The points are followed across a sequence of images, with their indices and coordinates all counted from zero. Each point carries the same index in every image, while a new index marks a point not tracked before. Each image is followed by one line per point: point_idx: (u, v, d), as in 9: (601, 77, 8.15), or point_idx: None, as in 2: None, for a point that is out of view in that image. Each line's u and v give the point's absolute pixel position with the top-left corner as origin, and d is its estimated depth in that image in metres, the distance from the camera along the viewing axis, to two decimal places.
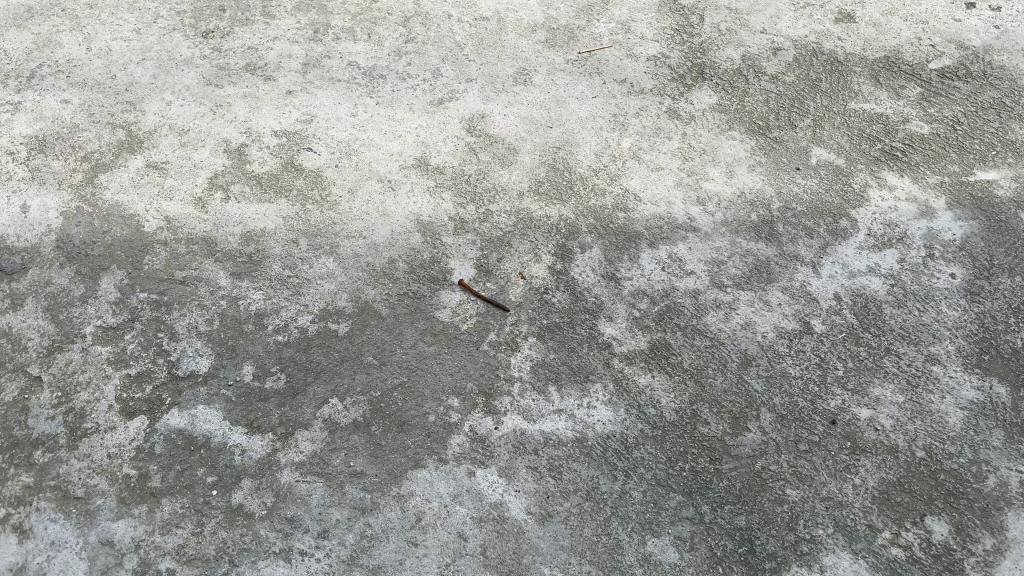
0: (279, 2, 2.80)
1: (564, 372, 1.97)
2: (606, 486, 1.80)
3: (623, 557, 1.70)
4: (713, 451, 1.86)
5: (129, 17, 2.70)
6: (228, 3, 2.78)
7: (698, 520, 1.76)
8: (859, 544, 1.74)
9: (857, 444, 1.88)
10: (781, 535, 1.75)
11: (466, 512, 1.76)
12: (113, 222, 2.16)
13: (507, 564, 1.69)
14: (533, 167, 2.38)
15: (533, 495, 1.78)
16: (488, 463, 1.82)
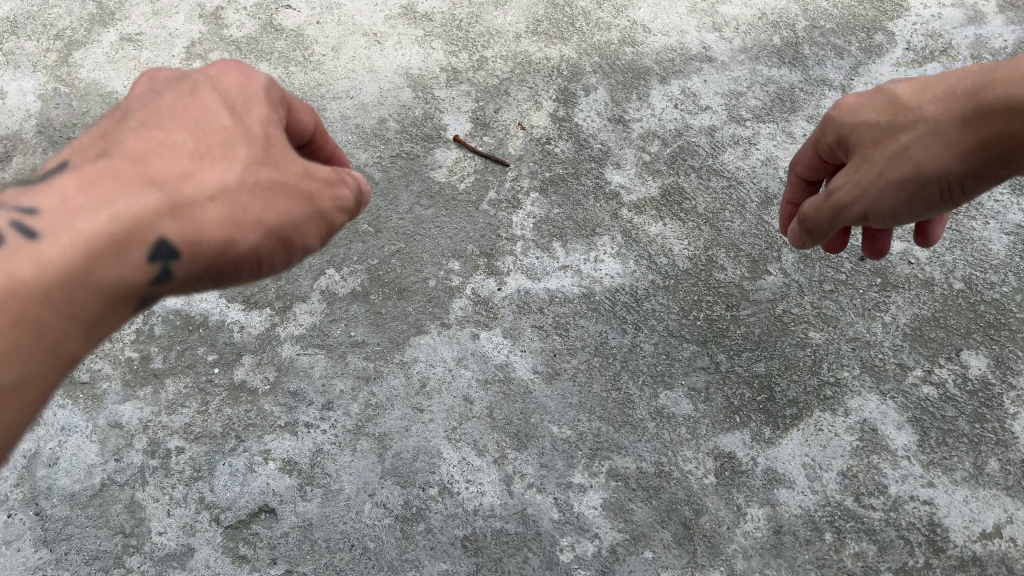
0: None
1: (569, 226, 1.85)
2: (616, 340, 1.71)
3: (634, 411, 1.64)
4: (730, 297, 1.75)
5: None
6: None
7: (714, 370, 1.67)
8: (887, 385, 1.64)
9: (888, 280, 1.75)
10: (803, 381, 1.65)
11: (471, 375, 1.70)
12: (91, 101, 2.05)
13: (515, 425, 1.64)
14: (530, 6, 2.18)
15: (540, 355, 1.71)
16: (492, 325, 1.75)
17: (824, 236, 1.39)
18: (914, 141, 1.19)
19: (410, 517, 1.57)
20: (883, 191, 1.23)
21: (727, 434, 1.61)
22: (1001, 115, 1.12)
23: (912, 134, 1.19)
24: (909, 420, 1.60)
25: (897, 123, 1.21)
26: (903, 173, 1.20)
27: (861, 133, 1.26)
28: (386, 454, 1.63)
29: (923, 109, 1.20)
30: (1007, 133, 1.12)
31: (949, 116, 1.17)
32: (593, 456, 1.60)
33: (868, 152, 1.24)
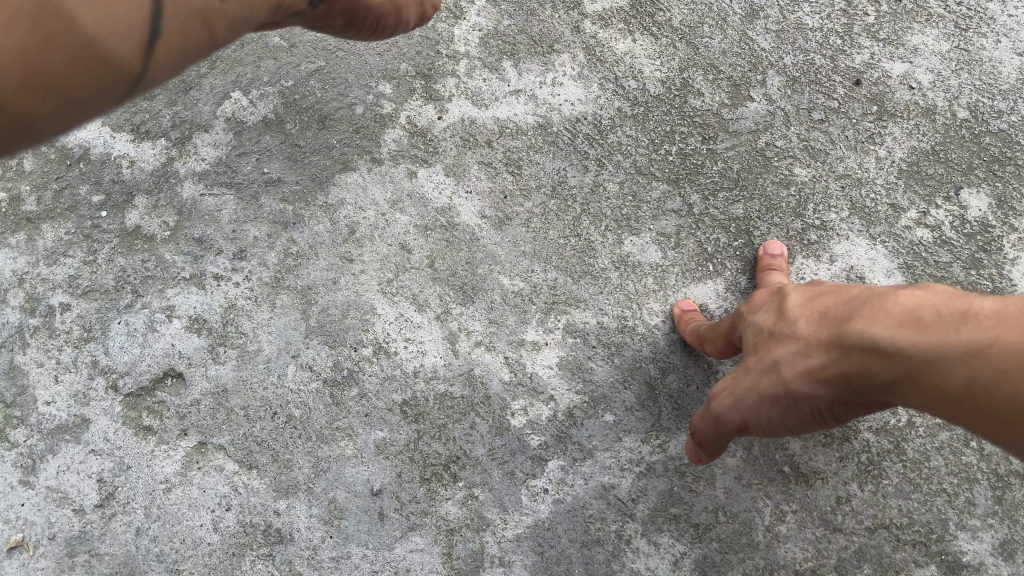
0: None
1: (521, 42, 1.57)
2: (576, 179, 1.48)
3: (596, 261, 1.44)
4: (707, 128, 1.51)
5: None
6: None
7: (686, 214, 1.46)
8: (878, 228, 1.46)
9: (885, 109, 1.53)
10: (785, 225, 1.46)
11: (407, 220, 1.46)
12: None
13: (459, 277, 1.43)
14: None
15: (488, 196, 1.48)
16: (432, 161, 1.49)
17: (739, 348, 1.23)
18: (788, 354, 1.00)
19: (340, 381, 1.37)
20: (754, 403, 1.05)
21: (698, 285, 1.43)
22: (861, 369, 0.90)
23: (786, 350, 1.00)
24: (900, 267, 1.44)
25: (782, 334, 1.03)
26: (765, 386, 1.02)
27: (778, 327, 1.05)
28: (311, 310, 1.41)
29: (800, 326, 1.01)
30: (847, 383, 0.93)
31: (812, 364, 0.96)
32: (549, 311, 1.41)
33: (760, 362, 1.04)
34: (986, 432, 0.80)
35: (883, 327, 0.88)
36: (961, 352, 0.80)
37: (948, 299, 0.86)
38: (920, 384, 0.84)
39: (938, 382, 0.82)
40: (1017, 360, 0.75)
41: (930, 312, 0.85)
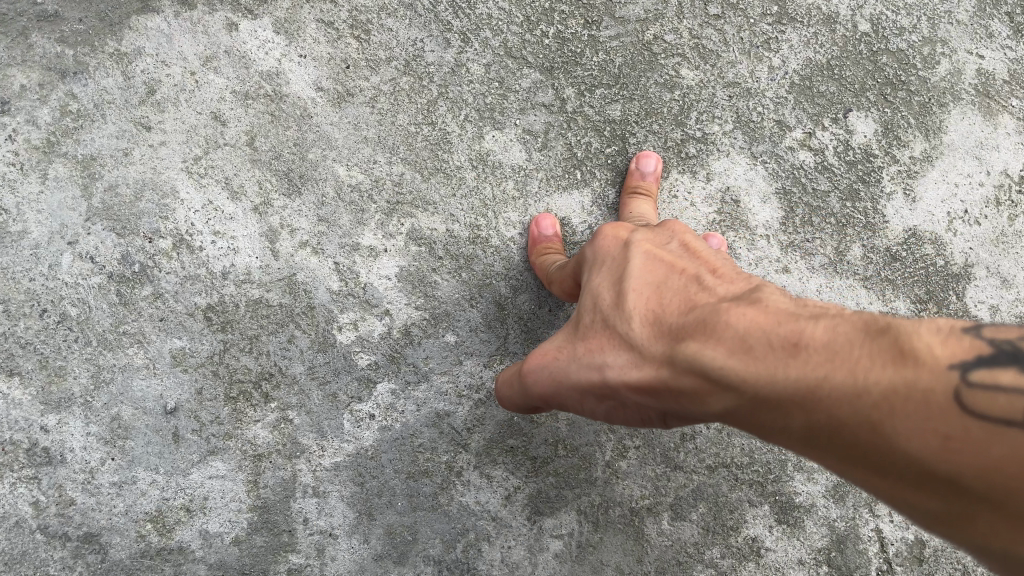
0: None
1: None
2: (435, 56, 1.25)
3: (450, 157, 1.24)
4: (591, 11, 1.30)
5: None
6: None
7: (557, 110, 1.28)
8: (761, 147, 1.33)
9: (785, 11, 1.36)
10: (664, 134, 1.31)
11: (223, 85, 1.20)
12: None
13: (285, 161, 1.20)
14: None
15: (326, 65, 1.22)
16: (258, 13, 1.21)
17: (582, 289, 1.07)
18: (612, 356, 0.82)
19: (130, 278, 1.14)
20: (579, 397, 0.89)
21: (563, 194, 1.27)
22: (686, 395, 0.74)
23: (609, 347, 0.83)
24: (777, 192, 1.33)
25: (607, 324, 0.85)
26: (588, 385, 0.85)
27: (600, 316, 0.86)
28: (94, 188, 1.15)
29: (626, 320, 0.82)
30: (675, 400, 0.77)
31: (634, 374, 0.79)
32: (390, 212, 1.22)
33: (580, 361, 0.87)
34: (826, 463, 0.68)
35: (711, 354, 0.71)
36: (789, 392, 0.65)
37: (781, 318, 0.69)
38: (753, 415, 0.70)
39: (774, 417, 0.68)
40: (848, 411, 0.61)
41: (760, 338, 0.69)
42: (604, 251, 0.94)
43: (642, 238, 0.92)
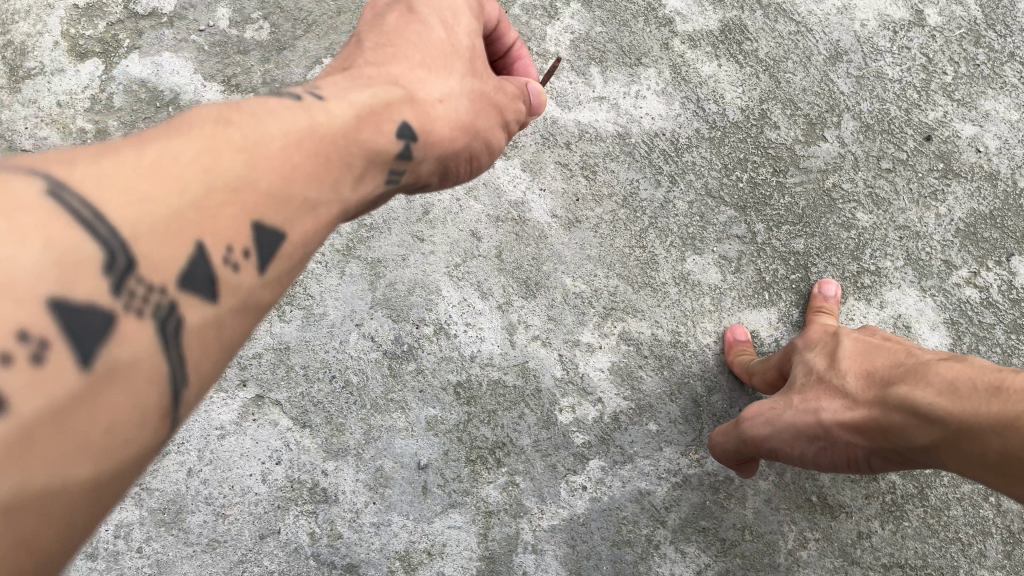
0: None
1: (611, 52, 1.60)
2: (648, 193, 1.53)
3: (658, 274, 1.49)
4: (779, 161, 1.56)
5: None
6: None
7: (749, 241, 1.52)
8: (930, 282, 1.52)
9: (950, 167, 1.57)
10: (842, 265, 1.52)
11: (480, 209, 1.50)
12: None
13: (523, 271, 1.47)
14: None
15: (560, 197, 1.52)
16: (510, 155, 1.53)
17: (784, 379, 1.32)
18: (830, 404, 1.10)
19: (400, 355, 1.42)
20: (790, 437, 1.14)
21: (753, 311, 1.49)
22: (899, 429, 1.00)
23: (829, 397, 1.11)
24: (945, 322, 1.50)
25: (827, 381, 1.13)
26: (804, 427, 1.12)
27: (818, 376, 1.15)
28: (378, 283, 1.45)
29: (847, 379, 1.11)
30: (886, 436, 1.03)
31: (856, 416, 1.07)
32: (606, 316, 1.46)
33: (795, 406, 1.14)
34: (1008, 486, 0.91)
35: (925, 395, 0.98)
36: (989, 420, 0.90)
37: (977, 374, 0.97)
38: (952, 444, 0.95)
39: (970, 446, 0.92)
40: None
41: (965, 385, 0.96)
42: (814, 339, 1.25)
43: (851, 332, 1.22)
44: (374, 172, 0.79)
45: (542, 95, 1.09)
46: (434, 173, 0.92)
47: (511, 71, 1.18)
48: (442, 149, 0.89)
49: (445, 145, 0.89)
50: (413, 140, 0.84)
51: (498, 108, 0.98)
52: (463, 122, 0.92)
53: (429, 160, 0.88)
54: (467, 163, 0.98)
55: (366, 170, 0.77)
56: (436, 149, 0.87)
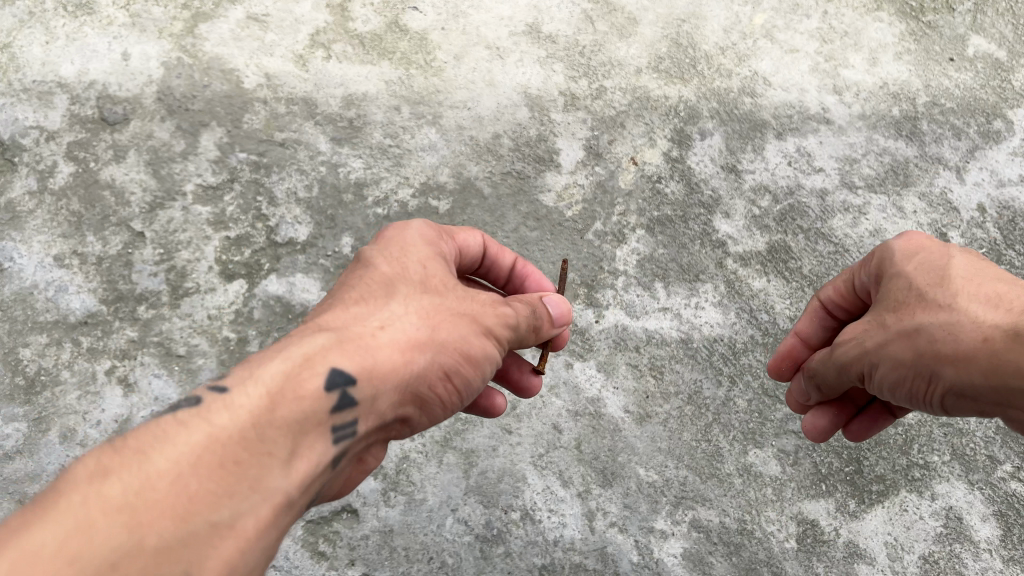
0: None
1: (673, 269, 1.86)
2: (710, 391, 1.73)
3: (722, 465, 1.66)
4: None
5: None
6: None
7: (805, 435, 1.69)
8: (976, 475, 1.68)
9: None
10: (892, 459, 1.68)
11: (561, 404, 1.71)
12: (214, 75, 2.07)
13: (601, 460, 1.66)
14: (655, 41, 2.15)
15: (632, 395, 1.72)
16: (587, 356, 1.75)
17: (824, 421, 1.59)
18: (938, 331, 1.30)
19: (491, 538, 1.59)
20: (891, 369, 1.37)
21: (812, 500, 1.64)
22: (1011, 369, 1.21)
23: (936, 321, 1.31)
24: (994, 513, 1.67)
25: (931, 299, 1.34)
26: (910, 356, 1.33)
27: (898, 305, 1.40)
28: (471, 471, 1.64)
29: (959, 303, 1.31)
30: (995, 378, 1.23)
31: (967, 341, 1.27)
32: (677, 504, 1.63)
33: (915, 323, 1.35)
34: None
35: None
36: None
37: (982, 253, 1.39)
38: None
39: None
40: None
41: None
42: (912, 247, 1.42)
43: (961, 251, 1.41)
44: (318, 427, 1.05)
45: (560, 305, 1.41)
46: (399, 396, 1.18)
47: (528, 285, 1.63)
48: (389, 375, 1.16)
49: (397, 372, 1.17)
50: (349, 385, 1.09)
51: (458, 322, 1.25)
52: (414, 346, 1.19)
53: (385, 389, 1.16)
54: (444, 380, 1.23)
55: (309, 428, 1.04)
56: (382, 379, 1.15)
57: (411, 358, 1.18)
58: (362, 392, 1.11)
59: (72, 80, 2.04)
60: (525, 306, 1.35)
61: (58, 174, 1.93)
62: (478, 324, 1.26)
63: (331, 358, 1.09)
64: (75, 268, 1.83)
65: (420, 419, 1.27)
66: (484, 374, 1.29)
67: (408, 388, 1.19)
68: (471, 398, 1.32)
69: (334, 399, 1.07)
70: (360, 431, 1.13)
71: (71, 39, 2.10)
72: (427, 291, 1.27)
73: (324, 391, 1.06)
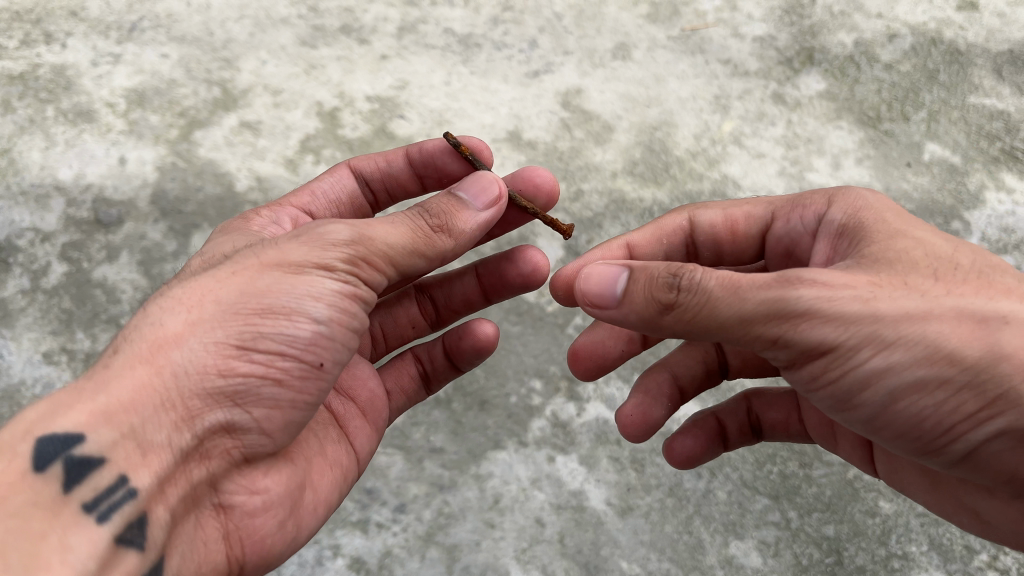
0: None
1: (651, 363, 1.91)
2: (690, 483, 1.75)
3: (704, 557, 1.68)
4: (805, 455, 1.80)
5: None
6: None
7: (784, 526, 1.71)
8: (954, 565, 1.70)
9: None
10: (871, 549, 1.70)
11: (544, 498, 1.73)
12: (207, 179, 2.16)
13: (585, 554, 1.67)
14: (629, 147, 2.27)
15: (614, 487, 1.74)
16: (569, 450, 1.79)
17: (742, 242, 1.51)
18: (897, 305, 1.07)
19: None
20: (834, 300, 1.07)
21: None
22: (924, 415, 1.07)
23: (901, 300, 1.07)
24: None
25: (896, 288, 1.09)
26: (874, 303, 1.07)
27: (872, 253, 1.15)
28: (454, 566, 1.65)
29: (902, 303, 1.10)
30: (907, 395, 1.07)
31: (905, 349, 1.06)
32: None
33: (804, 271, 1.09)
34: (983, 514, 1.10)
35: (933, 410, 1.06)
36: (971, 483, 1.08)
37: (822, 190, 1.37)
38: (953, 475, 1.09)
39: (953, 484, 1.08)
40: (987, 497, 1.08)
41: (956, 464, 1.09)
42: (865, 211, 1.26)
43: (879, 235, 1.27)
44: (60, 513, 1.01)
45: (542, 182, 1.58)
46: (178, 413, 1.11)
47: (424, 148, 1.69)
48: (138, 401, 1.09)
49: (152, 390, 1.10)
50: (68, 446, 1.04)
51: (239, 287, 1.20)
52: (163, 348, 1.13)
53: (144, 417, 1.09)
54: (240, 354, 1.16)
55: (46, 514, 1.00)
56: (131, 408, 1.08)
57: (164, 366, 1.12)
58: (98, 438, 1.05)
59: (69, 184, 2.12)
60: (393, 220, 1.27)
61: (52, 273, 1.99)
62: (273, 272, 1.21)
63: (44, 425, 1.06)
64: (63, 364, 1.87)
65: (263, 412, 1.19)
66: (311, 317, 1.19)
67: (190, 395, 1.13)
68: (325, 348, 1.22)
69: (58, 474, 1.03)
70: (136, 480, 1.06)
71: (70, 145, 2.19)
72: (186, 286, 1.23)
73: (36, 471, 1.03)
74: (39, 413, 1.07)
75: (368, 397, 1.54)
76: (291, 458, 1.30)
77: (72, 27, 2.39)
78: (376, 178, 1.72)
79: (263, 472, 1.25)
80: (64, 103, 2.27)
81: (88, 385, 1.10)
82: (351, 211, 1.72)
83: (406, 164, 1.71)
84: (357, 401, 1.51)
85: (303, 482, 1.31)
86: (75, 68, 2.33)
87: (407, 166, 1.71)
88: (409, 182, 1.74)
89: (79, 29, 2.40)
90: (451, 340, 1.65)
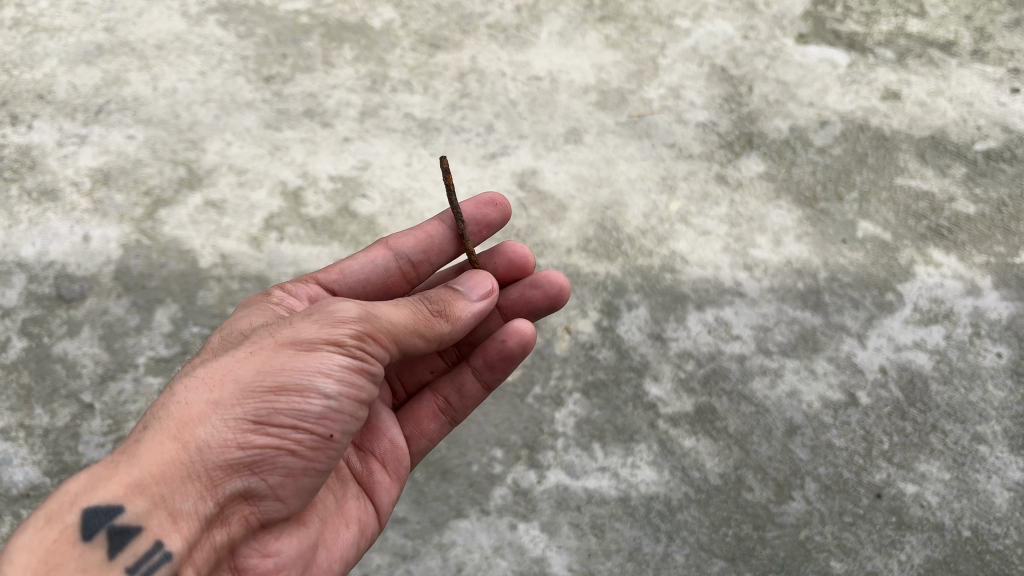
0: (336, 31, 2.72)
1: (609, 430, 1.98)
2: (649, 547, 1.84)
3: None
4: (758, 518, 1.89)
5: (193, 41, 2.64)
6: (284, 27, 2.71)
7: None
8: None
9: (902, 520, 1.92)
10: None
11: (506, 565, 1.79)
12: (170, 255, 2.19)
13: None
14: (582, 226, 2.38)
15: (575, 553, 1.82)
16: (530, 517, 1.85)
17: None
18: None
19: None
20: None
21: None
22: None
23: None
24: None
25: None
26: None
27: None
28: None
29: None
30: None
31: None
32: None
33: None
34: None
35: None
36: None
37: None
38: None
39: None
40: None
41: None
42: None
43: None
44: None
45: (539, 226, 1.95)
46: (202, 484, 1.31)
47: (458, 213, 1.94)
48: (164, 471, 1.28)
49: (180, 463, 1.29)
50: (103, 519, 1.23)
51: (257, 366, 1.40)
52: (188, 426, 1.32)
53: (171, 488, 1.27)
54: (257, 428, 1.36)
55: None
56: (163, 479, 1.27)
57: (189, 441, 1.30)
58: (135, 508, 1.24)
59: (31, 261, 2.15)
60: (399, 304, 1.53)
61: (11, 348, 2.01)
62: (289, 350, 1.41)
63: (86, 497, 1.23)
64: (21, 440, 1.89)
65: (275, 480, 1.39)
66: (324, 393, 1.40)
67: (211, 467, 1.31)
68: (335, 421, 1.42)
69: (102, 541, 1.22)
70: (171, 544, 1.26)
71: (33, 223, 2.23)
72: (206, 368, 1.42)
73: (83, 539, 1.22)
74: (81, 485, 1.25)
75: (386, 449, 1.72)
76: (300, 522, 1.50)
77: (39, 110, 2.45)
78: (417, 251, 1.93)
79: (270, 540, 1.44)
80: (28, 182, 2.31)
81: (117, 457, 1.28)
82: (379, 293, 1.92)
83: (443, 230, 1.94)
84: (377, 454, 1.71)
85: (314, 544, 1.51)
86: (40, 148, 2.38)
87: (444, 230, 1.95)
88: (448, 247, 1.96)
89: (45, 111, 2.45)
90: (496, 346, 1.81)
